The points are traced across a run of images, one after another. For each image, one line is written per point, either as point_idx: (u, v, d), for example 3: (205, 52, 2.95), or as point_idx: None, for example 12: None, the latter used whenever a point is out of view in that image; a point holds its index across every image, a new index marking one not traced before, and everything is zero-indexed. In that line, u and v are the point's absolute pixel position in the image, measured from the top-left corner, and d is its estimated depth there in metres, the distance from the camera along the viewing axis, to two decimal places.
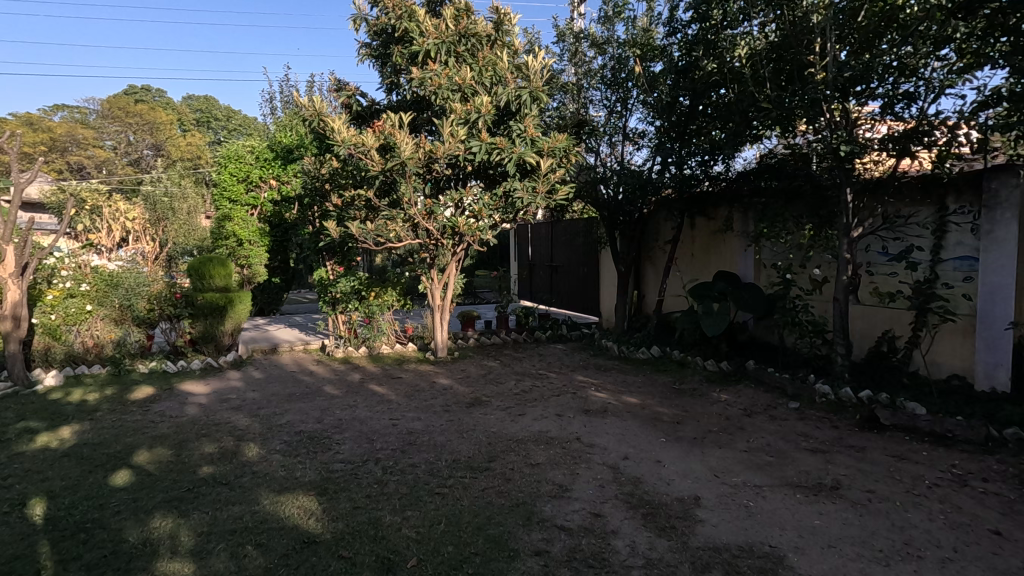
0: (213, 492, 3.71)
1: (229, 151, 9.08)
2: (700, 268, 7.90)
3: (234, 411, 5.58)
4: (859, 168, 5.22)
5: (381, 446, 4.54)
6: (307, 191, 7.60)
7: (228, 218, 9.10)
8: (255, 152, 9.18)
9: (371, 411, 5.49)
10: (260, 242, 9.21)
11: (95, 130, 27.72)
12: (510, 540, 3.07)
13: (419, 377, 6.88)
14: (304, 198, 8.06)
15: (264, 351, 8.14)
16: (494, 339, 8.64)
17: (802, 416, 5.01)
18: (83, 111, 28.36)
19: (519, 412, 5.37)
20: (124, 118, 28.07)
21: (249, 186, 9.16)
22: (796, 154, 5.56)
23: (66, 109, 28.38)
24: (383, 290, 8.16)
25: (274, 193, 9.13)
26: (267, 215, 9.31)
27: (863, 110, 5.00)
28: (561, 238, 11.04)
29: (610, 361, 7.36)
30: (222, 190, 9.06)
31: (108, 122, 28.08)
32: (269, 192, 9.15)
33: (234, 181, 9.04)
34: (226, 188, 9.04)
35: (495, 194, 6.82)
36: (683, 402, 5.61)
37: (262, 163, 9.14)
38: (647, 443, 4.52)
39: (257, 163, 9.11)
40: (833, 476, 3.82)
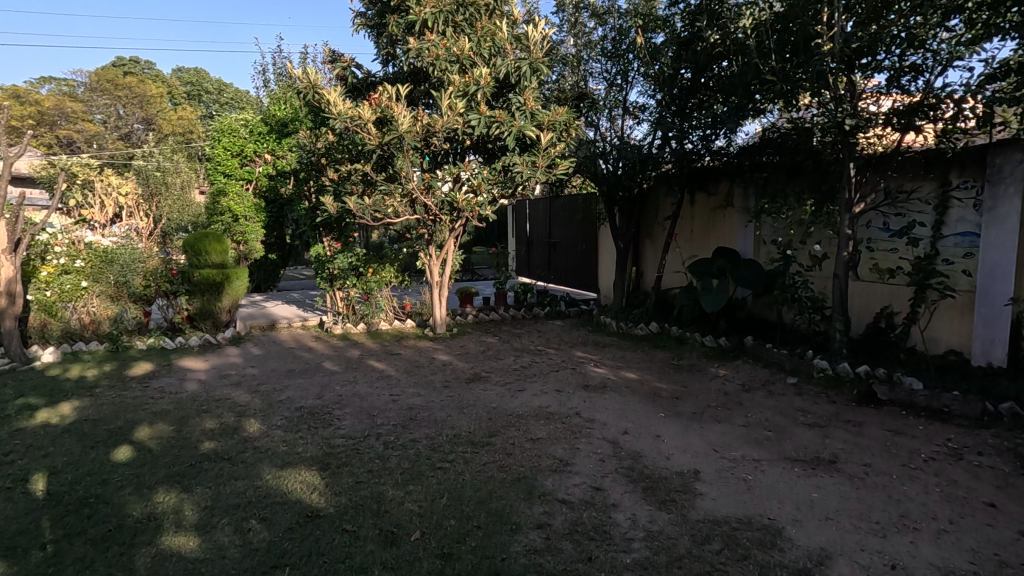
0: (215, 467, 3.72)
1: (222, 125, 8.88)
2: (698, 245, 7.86)
3: (234, 387, 5.60)
4: (862, 142, 5.14)
5: (383, 422, 4.56)
6: (303, 167, 7.48)
7: (223, 193, 8.91)
8: (248, 126, 9.01)
9: (371, 387, 5.51)
10: (256, 217, 9.08)
11: (84, 103, 27.21)
12: (512, 514, 3.10)
13: (419, 353, 6.88)
14: (300, 173, 8.04)
15: (263, 327, 8.11)
16: (493, 316, 8.64)
17: (800, 391, 5.04)
18: (71, 83, 27.70)
19: (519, 388, 5.39)
20: (113, 92, 27.54)
21: (243, 160, 8.98)
22: (798, 129, 5.47)
23: (54, 82, 27.80)
24: (380, 266, 8.20)
25: (269, 168, 8.94)
26: (261, 190, 9.17)
27: (868, 83, 4.90)
28: (559, 215, 10.99)
29: (609, 338, 7.37)
30: (215, 164, 8.85)
31: (98, 96, 27.54)
32: (264, 167, 8.98)
33: (228, 155, 8.86)
34: (220, 163, 8.82)
35: (494, 169, 6.73)
36: (681, 377, 5.65)
37: (256, 137, 8.99)
38: (646, 418, 4.54)
39: (251, 137, 8.95)
40: (831, 450, 3.86)
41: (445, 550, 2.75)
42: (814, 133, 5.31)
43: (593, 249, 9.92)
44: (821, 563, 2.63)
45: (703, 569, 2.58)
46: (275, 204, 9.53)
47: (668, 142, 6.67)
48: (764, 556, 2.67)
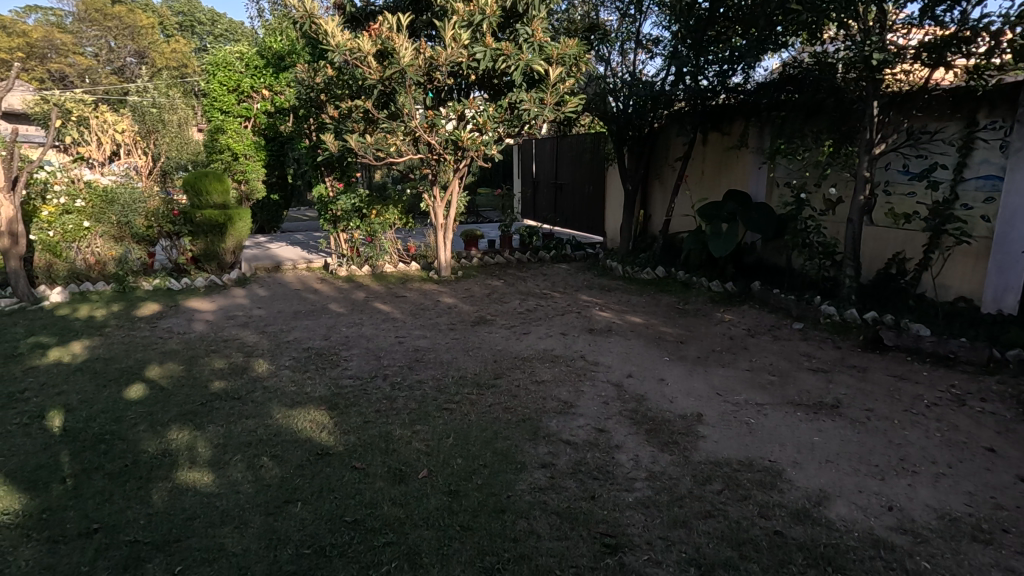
0: (225, 406, 3.78)
1: (217, 59, 8.55)
2: (708, 187, 7.66)
3: (241, 328, 5.64)
4: (888, 80, 4.97)
5: (389, 363, 4.60)
6: (301, 103, 7.22)
7: (221, 130, 8.63)
8: (244, 58, 8.69)
9: (377, 329, 5.55)
10: (256, 156, 8.79)
11: (73, 35, 26.22)
12: (517, 453, 3.16)
13: (424, 296, 6.87)
14: (299, 110, 7.81)
15: (268, 269, 8.09)
16: (498, 259, 8.57)
17: (805, 337, 5.04)
18: (58, 13, 26.49)
19: (524, 331, 5.41)
20: (103, 22, 26.47)
21: (240, 97, 8.68)
22: (823, 64, 5.35)
23: (41, 12, 26.71)
24: (384, 208, 8.10)
25: (267, 104, 8.66)
26: (261, 128, 8.89)
27: (899, 15, 4.64)
28: (565, 155, 10.71)
29: (615, 282, 7.33)
30: (212, 100, 8.59)
31: (88, 28, 26.43)
32: (263, 103, 8.69)
33: (225, 91, 8.58)
34: (216, 99, 8.57)
35: (500, 105, 6.44)
36: (686, 322, 5.64)
37: (253, 71, 8.69)
38: (650, 362, 4.57)
39: (248, 72, 8.66)
40: (834, 395, 3.88)
41: (453, 488, 2.82)
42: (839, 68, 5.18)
43: (601, 191, 9.73)
44: (819, 503, 2.68)
45: (704, 508, 2.64)
46: (276, 143, 9.26)
47: (683, 78, 6.44)
48: (764, 496, 2.73)
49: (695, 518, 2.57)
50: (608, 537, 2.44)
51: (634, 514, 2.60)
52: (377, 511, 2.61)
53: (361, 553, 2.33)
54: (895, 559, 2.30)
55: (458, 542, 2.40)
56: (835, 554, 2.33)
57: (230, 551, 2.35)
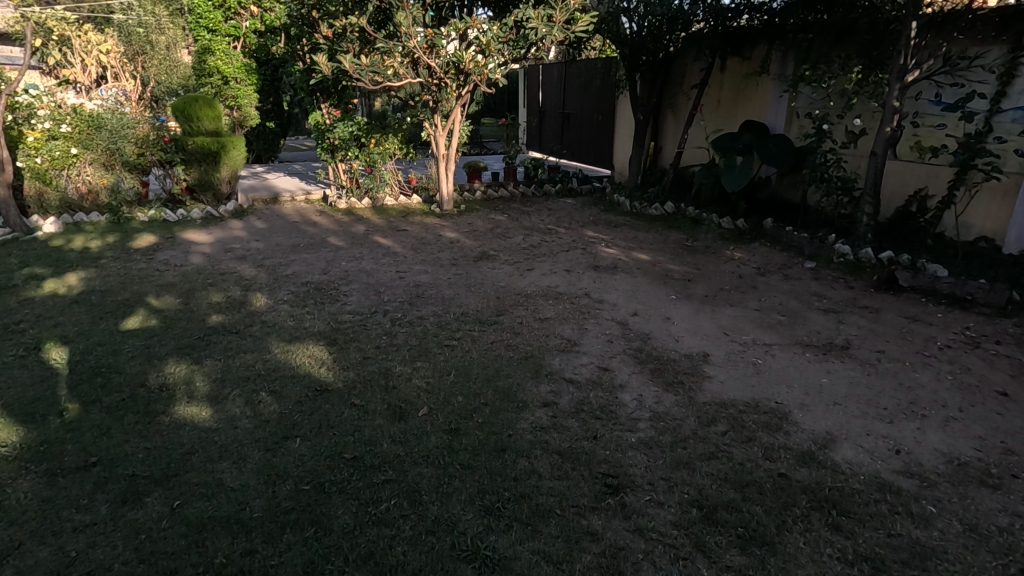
0: (223, 341, 3.72)
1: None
2: (723, 117, 7.28)
3: (239, 261, 5.52)
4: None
5: (390, 299, 4.51)
6: (291, 22, 6.78)
7: (209, 51, 8.15)
8: None
9: (378, 263, 5.42)
10: (246, 80, 8.48)
11: None
12: (519, 391, 3.12)
13: (426, 231, 6.69)
14: (291, 29, 7.28)
15: (266, 201, 7.88)
16: (502, 193, 8.32)
17: (817, 276, 4.89)
18: None
19: (528, 267, 5.27)
20: None
21: (227, 13, 8.12)
22: None
23: None
24: (384, 137, 7.77)
25: (257, 22, 8.19)
26: (251, 49, 8.55)
27: None
28: (574, 82, 10.16)
29: (622, 217, 7.12)
30: (197, 17, 8.01)
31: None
32: (251, 21, 8.25)
33: (210, 8, 8.00)
34: (202, 16, 8.01)
35: (505, 24, 6.03)
36: (695, 260, 5.49)
37: None
38: (657, 300, 4.46)
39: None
40: (844, 336, 3.79)
41: (453, 426, 2.78)
42: None
43: (610, 121, 9.30)
44: (825, 446, 2.64)
45: (708, 449, 2.59)
46: (269, 66, 8.85)
47: None
48: (770, 438, 2.68)
49: (699, 459, 2.53)
50: (610, 478, 2.41)
51: (637, 455, 2.57)
52: (376, 448, 2.58)
53: (360, 490, 2.31)
54: (901, 502, 2.27)
55: (458, 480, 2.38)
56: (840, 496, 2.29)
57: (228, 486, 2.33)
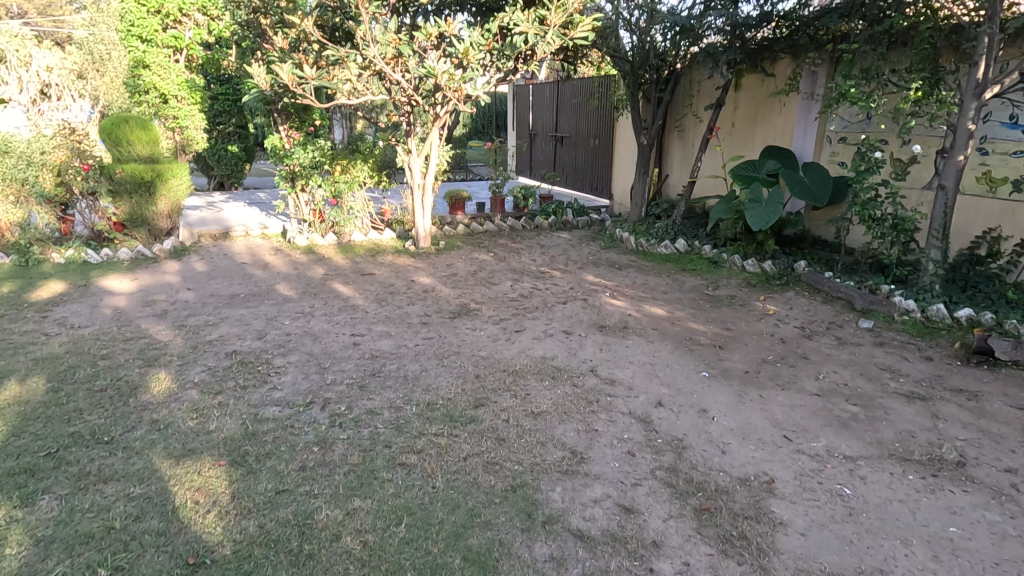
0: (82, 459, 2.60)
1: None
2: (740, 141, 6.38)
3: (156, 319, 4.40)
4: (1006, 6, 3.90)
5: (334, 380, 3.42)
6: (233, 24, 5.79)
7: (143, 65, 6.99)
8: None
9: (329, 323, 4.33)
10: (189, 98, 7.28)
11: None
12: (501, 562, 2.03)
13: (396, 274, 5.64)
14: (237, 41, 6.11)
15: (215, 237, 6.81)
16: (487, 226, 7.30)
17: (880, 341, 3.88)
18: None
19: (517, 328, 4.22)
20: None
21: (166, 23, 7.04)
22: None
23: None
24: (351, 163, 6.74)
25: (201, 31, 7.22)
26: (195, 62, 7.39)
27: None
28: (567, 102, 9.31)
29: (626, 257, 6.12)
30: (128, 25, 6.86)
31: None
32: (195, 30, 7.15)
33: (144, 14, 6.87)
34: (133, 23, 6.85)
35: (488, 29, 4.59)
36: (721, 316, 4.47)
37: None
38: (685, 379, 3.40)
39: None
40: (951, 443, 2.74)
41: None
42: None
43: (609, 145, 8.38)
44: None
45: None
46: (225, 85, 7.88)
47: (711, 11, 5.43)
48: None
49: None
50: None
51: None
52: None
53: None
54: None
55: None
56: None
57: None
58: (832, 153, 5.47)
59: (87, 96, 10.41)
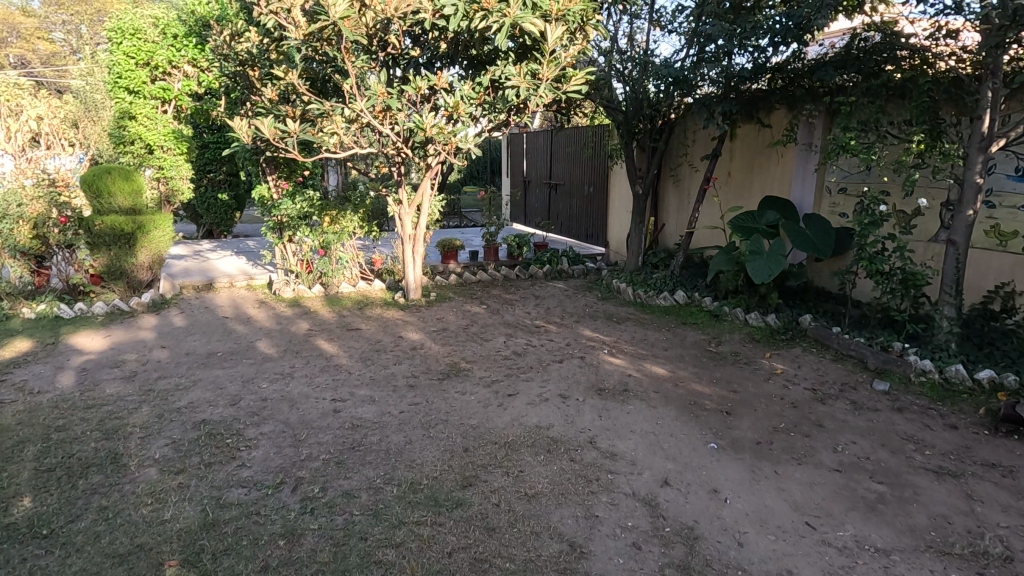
0: (11, 561, 2.28)
1: (125, 23, 6.80)
2: (737, 191, 6.29)
3: (123, 382, 4.11)
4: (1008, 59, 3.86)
5: (308, 455, 3.12)
6: (221, 77, 5.75)
7: (129, 115, 7.18)
8: (158, 24, 6.91)
9: (309, 386, 4.05)
10: (175, 148, 7.33)
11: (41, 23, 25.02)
12: None
13: (384, 329, 5.38)
14: (225, 92, 6.04)
15: (198, 288, 6.59)
16: (480, 276, 7.11)
17: (898, 406, 3.63)
18: None
19: (510, 391, 3.94)
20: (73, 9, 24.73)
21: (154, 74, 7.07)
22: (888, 52, 4.44)
23: None
24: (340, 214, 6.59)
25: (190, 82, 7.08)
26: (183, 112, 7.28)
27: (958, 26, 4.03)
28: (561, 150, 9.30)
29: (623, 310, 5.91)
30: (117, 77, 7.02)
31: (53, 10, 23.90)
32: (183, 82, 7.08)
33: (133, 66, 6.98)
34: (122, 76, 6.98)
35: (479, 82, 4.51)
36: (727, 375, 4.22)
37: (170, 42, 6.92)
38: (693, 452, 3.13)
39: (163, 42, 6.89)
40: (993, 531, 2.46)
41: None
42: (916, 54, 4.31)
43: (603, 194, 8.29)
44: None
45: None
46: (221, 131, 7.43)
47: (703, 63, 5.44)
48: None
49: None
50: None
51: None
52: None
53: None
54: None
55: None
56: None
57: None
58: (832, 203, 5.36)
59: (78, 144, 10.32)
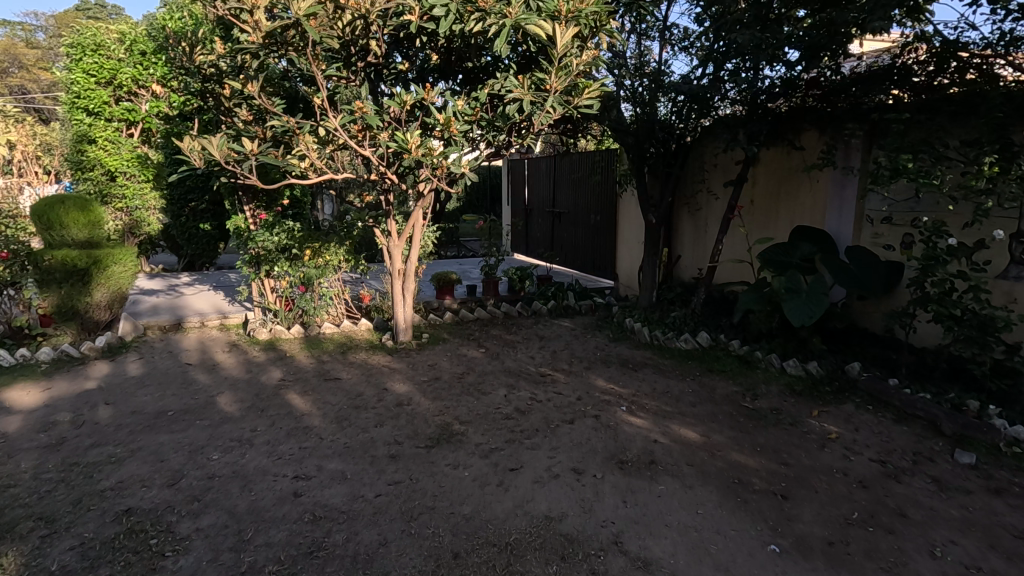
0: None
1: (87, 40, 6.97)
2: (763, 220, 5.67)
3: (45, 453, 3.41)
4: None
5: (251, 566, 2.40)
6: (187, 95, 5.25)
7: (88, 138, 7.29)
8: (125, 41, 7.14)
9: (269, 458, 3.34)
10: (140, 175, 7.55)
11: (43, 52, 25.20)
12: None
13: (367, 379, 4.69)
14: (192, 112, 5.50)
15: (165, 328, 5.93)
16: (479, 313, 6.44)
17: (994, 487, 2.93)
18: (27, 28, 25.59)
19: (513, 465, 3.24)
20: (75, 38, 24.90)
21: (119, 93, 7.25)
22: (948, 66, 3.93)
23: (9, 26, 25.44)
24: (324, 245, 5.90)
25: (157, 102, 7.24)
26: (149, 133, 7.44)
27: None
28: (565, 176, 8.74)
29: (640, 354, 5.22)
30: (74, 96, 7.10)
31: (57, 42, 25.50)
32: (150, 101, 7.26)
33: (93, 84, 7.08)
34: (81, 94, 7.06)
35: (477, 97, 3.94)
36: (773, 442, 3.51)
37: (137, 60, 7.15)
38: (752, 560, 2.41)
39: (129, 60, 7.12)
40: None
41: None
42: (979, 71, 3.82)
43: (612, 223, 7.68)
44: None
45: None
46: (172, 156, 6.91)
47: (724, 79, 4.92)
48: None
49: None
50: None
51: None
52: None
53: None
54: None
55: None
56: None
57: None
58: (874, 233, 4.74)
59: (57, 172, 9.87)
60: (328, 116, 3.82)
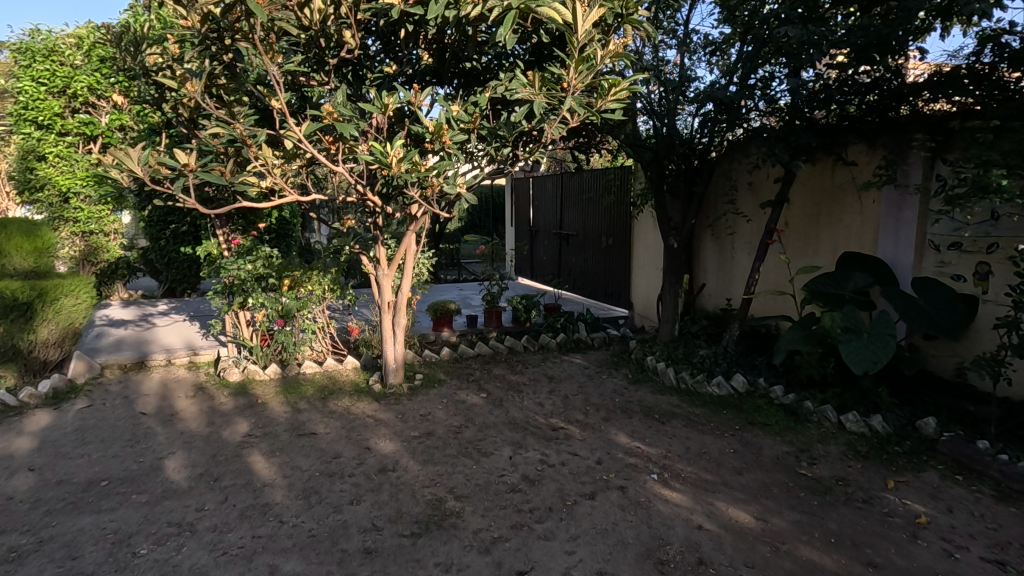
0: None
1: (39, 45, 6.43)
2: (802, 244, 5.00)
3: None
4: None
5: None
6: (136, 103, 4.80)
7: (37, 154, 6.67)
8: (82, 46, 6.57)
9: (210, 554, 2.63)
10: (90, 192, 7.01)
11: None
12: None
13: (347, 433, 3.97)
14: (152, 125, 4.97)
15: (126, 368, 5.25)
16: (479, 348, 5.73)
17: None
18: None
19: (521, 567, 2.52)
20: None
21: (71, 103, 6.60)
22: None
23: None
24: (305, 275, 5.29)
25: (119, 115, 6.66)
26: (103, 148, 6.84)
27: None
28: (574, 195, 8.11)
29: (666, 400, 4.50)
30: (22, 107, 6.45)
31: None
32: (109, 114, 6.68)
33: (45, 94, 6.46)
34: (30, 105, 6.42)
35: (478, 99, 3.31)
36: (850, 529, 2.78)
37: (94, 68, 6.56)
38: None
39: (86, 67, 6.53)
40: None
41: None
42: None
43: (627, 247, 7.01)
44: None
45: None
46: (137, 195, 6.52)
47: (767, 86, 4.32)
48: None
49: None
50: None
51: None
52: None
53: None
54: None
55: None
56: None
57: None
58: (940, 262, 4.07)
59: None
60: (287, 121, 3.13)
